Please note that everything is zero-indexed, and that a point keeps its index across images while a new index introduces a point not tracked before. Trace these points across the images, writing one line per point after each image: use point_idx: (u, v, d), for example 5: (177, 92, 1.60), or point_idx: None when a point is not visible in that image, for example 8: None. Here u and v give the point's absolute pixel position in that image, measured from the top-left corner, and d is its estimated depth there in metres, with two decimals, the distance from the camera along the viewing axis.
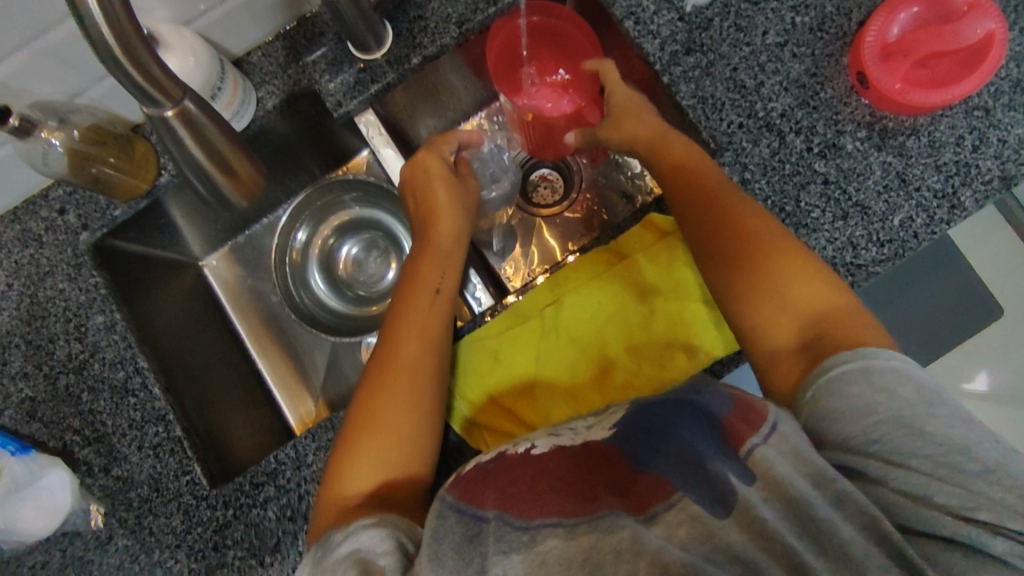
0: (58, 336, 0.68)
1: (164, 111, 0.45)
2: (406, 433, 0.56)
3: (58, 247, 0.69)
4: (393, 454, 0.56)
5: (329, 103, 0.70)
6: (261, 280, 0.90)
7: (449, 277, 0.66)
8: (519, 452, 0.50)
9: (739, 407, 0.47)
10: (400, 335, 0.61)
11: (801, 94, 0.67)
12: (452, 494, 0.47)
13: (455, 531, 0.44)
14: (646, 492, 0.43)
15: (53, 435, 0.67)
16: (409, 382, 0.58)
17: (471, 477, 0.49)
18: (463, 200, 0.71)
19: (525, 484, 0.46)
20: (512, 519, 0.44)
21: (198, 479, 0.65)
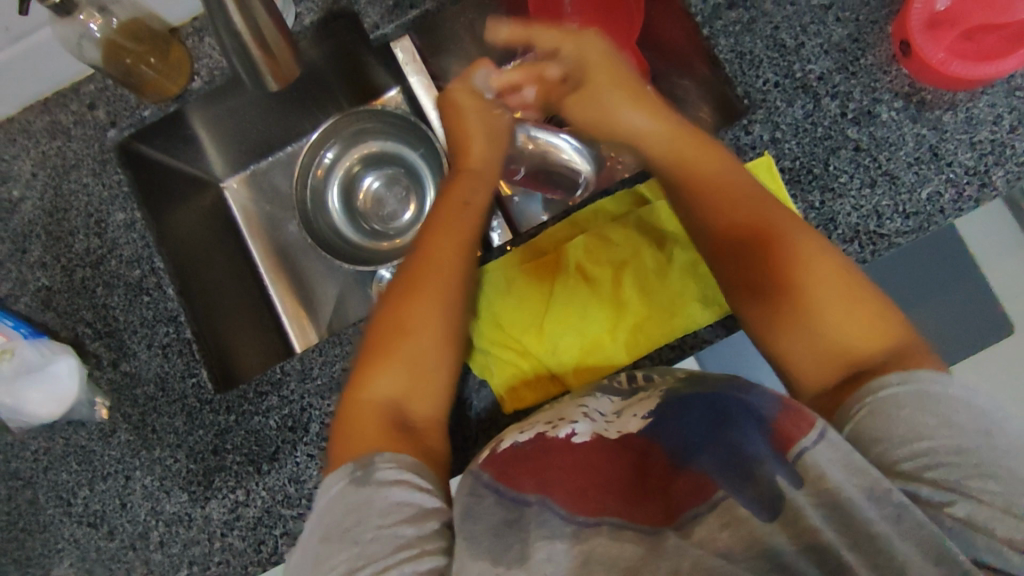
0: (78, 231, 0.69)
1: None
2: (425, 349, 0.55)
3: (85, 142, 0.70)
4: (416, 370, 0.55)
5: (366, 25, 0.69)
6: (277, 207, 0.90)
7: (477, 198, 0.66)
8: (561, 435, 0.49)
9: (790, 410, 0.43)
10: (424, 245, 0.61)
11: (840, 59, 0.66)
12: (488, 474, 0.48)
13: (492, 512, 0.45)
14: (687, 493, 0.42)
15: (66, 326, 0.68)
16: (427, 306, 0.57)
17: (506, 458, 0.50)
18: (500, 125, 0.72)
19: (564, 473, 0.46)
20: (554, 506, 0.44)
21: (204, 382, 0.66)
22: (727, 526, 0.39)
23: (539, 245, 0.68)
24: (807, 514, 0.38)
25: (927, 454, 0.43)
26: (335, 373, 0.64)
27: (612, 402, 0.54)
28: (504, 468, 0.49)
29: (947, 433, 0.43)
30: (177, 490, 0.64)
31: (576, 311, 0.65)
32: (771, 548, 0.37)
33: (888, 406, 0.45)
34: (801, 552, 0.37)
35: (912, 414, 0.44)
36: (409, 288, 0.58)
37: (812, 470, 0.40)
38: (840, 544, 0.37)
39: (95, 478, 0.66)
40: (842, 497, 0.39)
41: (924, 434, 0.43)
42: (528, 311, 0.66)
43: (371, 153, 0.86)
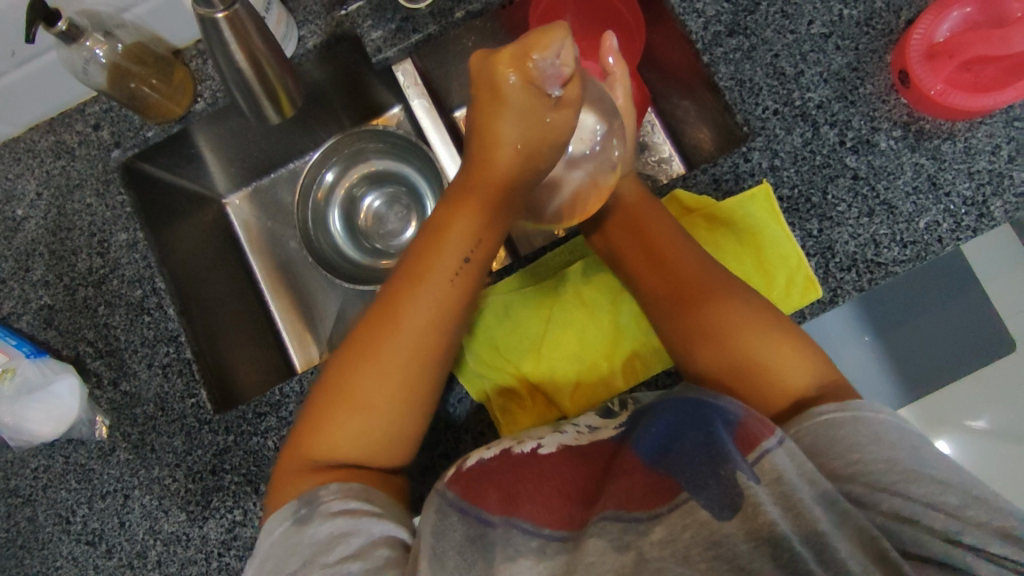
0: (81, 250, 0.69)
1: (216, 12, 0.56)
2: (392, 416, 0.53)
3: (89, 162, 0.70)
4: (383, 431, 0.53)
5: (369, 48, 0.71)
6: (279, 224, 0.91)
7: (484, 248, 0.53)
8: (526, 449, 0.54)
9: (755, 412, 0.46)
10: (405, 310, 0.53)
11: (839, 87, 0.67)
12: (453, 491, 0.50)
13: (455, 529, 0.48)
14: (650, 488, 0.45)
15: (67, 344, 0.68)
16: (411, 364, 0.53)
17: (473, 475, 0.52)
18: (538, 112, 0.46)
19: (534, 485, 0.50)
20: (519, 522, 0.47)
21: (203, 402, 0.66)
22: (687, 526, 0.43)
23: (537, 272, 0.68)
24: (765, 512, 0.41)
25: (867, 465, 0.45)
26: None
27: (588, 420, 0.58)
28: (472, 484, 0.51)
29: (880, 450, 0.46)
30: (174, 509, 0.65)
31: (575, 336, 0.65)
32: (728, 550, 0.41)
33: (827, 428, 0.48)
34: (755, 549, 0.40)
35: (852, 434, 0.47)
36: (377, 350, 0.53)
37: (769, 473, 0.43)
38: (794, 538, 0.40)
39: (94, 497, 0.66)
40: (795, 497, 0.42)
41: (858, 448, 0.46)
42: (530, 337, 0.66)
43: (373, 172, 0.86)
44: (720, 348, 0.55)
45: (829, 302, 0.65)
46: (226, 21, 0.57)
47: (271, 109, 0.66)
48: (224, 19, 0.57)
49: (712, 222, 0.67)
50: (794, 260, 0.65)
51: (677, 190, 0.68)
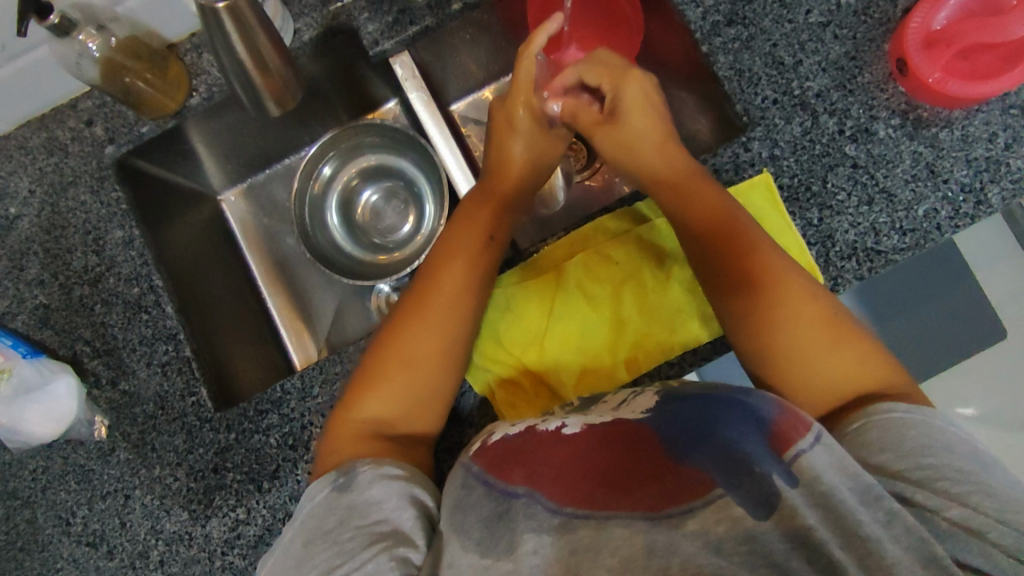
0: (76, 248, 0.68)
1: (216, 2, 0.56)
2: (428, 381, 0.58)
3: (83, 159, 0.69)
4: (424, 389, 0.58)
5: (366, 40, 0.70)
6: (276, 220, 0.90)
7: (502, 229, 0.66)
8: (551, 428, 0.54)
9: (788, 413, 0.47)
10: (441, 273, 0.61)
11: (838, 76, 0.67)
12: (478, 466, 0.53)
13: (481, 504, 0.50)
14: (684, 484, 0.45)
15: (63, 344, 0.67)
16: (447, 321, 0.59)
17: (500, 451, 0.54)
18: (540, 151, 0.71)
19: (556, 470, 0.50)
20: (542, 500, 0.49)
21: (203, 401, 0.66)
22: (721, 521, 0.43)
23: (540, 265, 0.68)
24: (801, 513, 0.41)
25: (928, 465, 0.46)
26: (335, 392, 0.65)
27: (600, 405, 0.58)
28: (498, 461, 0.53)
29: (948, 456, 0.47)
30: (177, 508, 0.64)
31: (578, 331, 0.65)
32: (764, 546, 0.41)
33: (894, 425, 0.49)
34: (792, 550, 0.41)
35: (920, 435, 0.48)
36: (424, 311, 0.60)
37: (806, 473, 0.43)
38: (832, 542, 0.40)
39: (94, 498, 0.65)
40: (836, 498, 0.42)
41: (926, 450, 0.47)
42: (535, 331, 0.66)
43: (369, 167, 0.86)
44: (770, 342, 0.56)
45: (830, 291, 0.65)
46: (226, 12, 0.57)
47: (271, 100, 0.65)
48: (225, 10, 0.56)
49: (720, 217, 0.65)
50: (794, 249, 0.65)
51: None
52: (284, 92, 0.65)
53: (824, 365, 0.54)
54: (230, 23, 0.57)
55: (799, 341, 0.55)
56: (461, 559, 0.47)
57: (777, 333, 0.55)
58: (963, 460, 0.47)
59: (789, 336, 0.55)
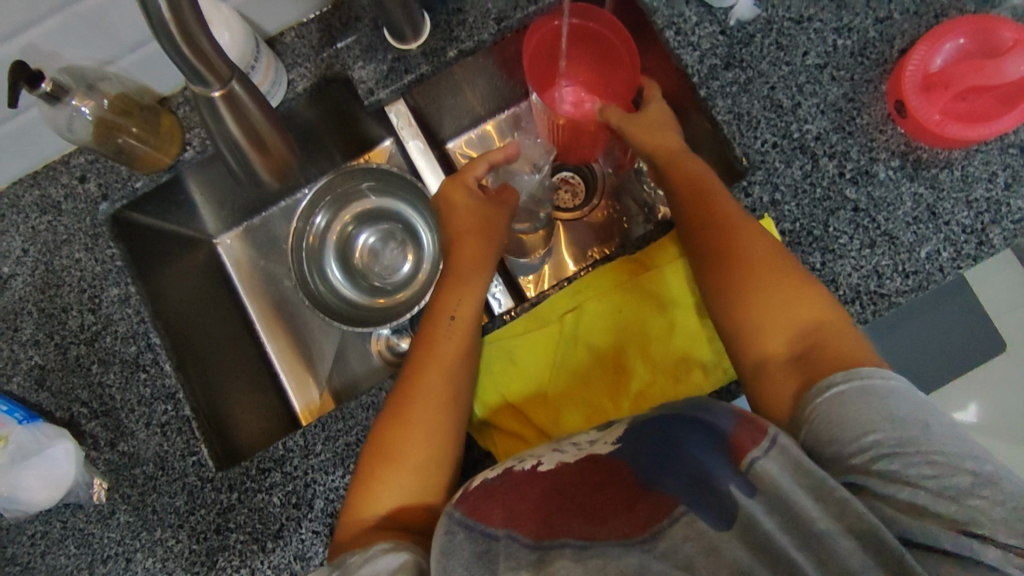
0: (72, 307, 0.67)
1: (211, 90, 0.44)
2: (428, 467, 0.58)
3: (77, 216, 0.68)
4: (416, 475, 0.58)
5: (361, 90, 0.69)
6: (274, 263, 0.89)
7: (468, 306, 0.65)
8: (527, 468, 0.53)
9: (742, 422, 0.48)
10: (420, 371, 0.61)
11: (837, 118, 0.67)
12: (460, 511, 0.50)
13: (464, 545, 0.48)
14: (654, 506, 0.45)
15: (60, 406, 0.66)
16: (435, 413, 0.60)
17: (479, 495, 0.52)
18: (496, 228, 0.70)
19: (536, 502, 0.50)
20: (520, 538, 0.47)
21: (204, 460, 0.65)
22: (689, 537, 0.43)
23: (539, 315, 0.67)
24: (759, 520, 0.43)
25: (882, 445, 0.47)
26: (338, 449, 0.64)
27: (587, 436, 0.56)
28: (478, 504, 0.51)
29: (897, 429, 0.47)
30: (180, 572, 0.63)
31: (581, 383, 0.65)
32: (732, 559, 0.42)
33: (842, 400, 0.49)
34: (754, 556, 0.42)
35: (868, 405, 0.48)
36: (405, 408, 0.60)
37: (763, 479, 0.45)
38: (789, 546, 0.42)
39: (95, 562, 0.64)
40: (791, 500, 0.44)
41: (876, 425, 0.47)
42: (535, 383, 0.66)
43: (367, 210, 0.85)
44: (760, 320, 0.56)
45: None
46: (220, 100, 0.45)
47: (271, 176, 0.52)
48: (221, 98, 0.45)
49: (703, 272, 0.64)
50: None
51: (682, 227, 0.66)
52: (284, 165, 0.52)
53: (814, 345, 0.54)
54: (225, 108, 0.46)
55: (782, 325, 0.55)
56: None
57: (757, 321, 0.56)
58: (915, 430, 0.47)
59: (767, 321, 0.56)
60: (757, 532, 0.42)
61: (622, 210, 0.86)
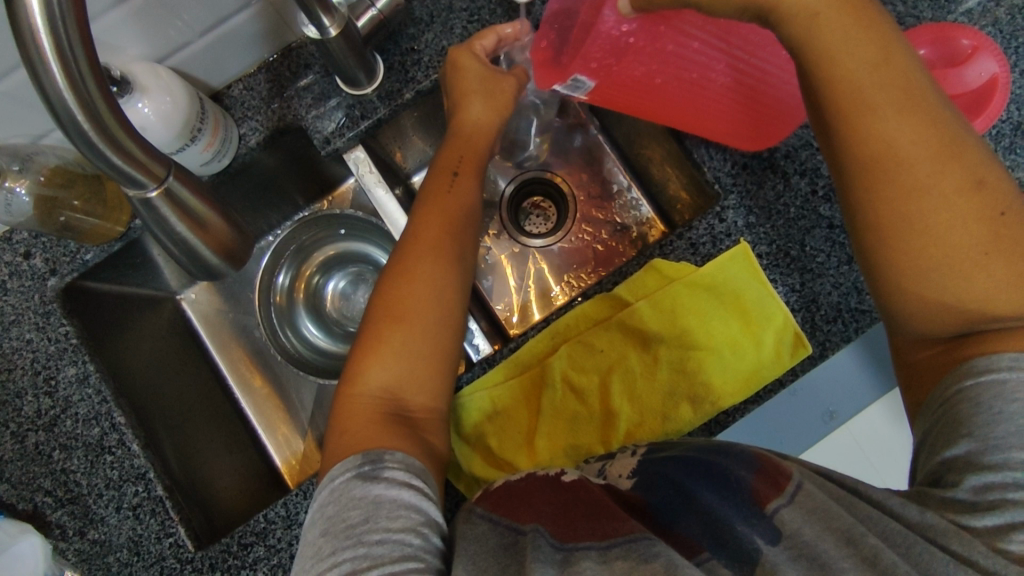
0: (26, 391, 0.64)
1: (148, 191, 0.40)
2: (434, 329, 0.57)
3: (24, 294, 0.65)
4: (428, 327, 0.57)
5: (317, 140, 0.67)
6: (243, 314, 0.85)
7: (466, 165, 0.66)
8: (551, 474, 0.52)
9: (764, 469, 0.47)
10: (421, 232, 0.61)
11: (805, 135, 0.66)
12: (484, 507, 0.49)
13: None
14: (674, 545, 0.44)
15: (22, 497, 0.62)
16: (434, 267, 0.59)
17: (503, 492, 0.50)
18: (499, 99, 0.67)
19: (558, 507, 0.48)
20: (548, 537, 0.45)
21: (182, 541, 0.62)
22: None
23: (516, 360, 0.65)
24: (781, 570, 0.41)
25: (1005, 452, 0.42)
26: None
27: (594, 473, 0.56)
28: (502, 500, 0.50)
29: None
30: None
31: (566, 425, 0.63)
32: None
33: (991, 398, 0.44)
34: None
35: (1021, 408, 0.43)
36: (412, 264, 0.59)
37: (786, 525, 0.43)
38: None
39: None
40: (815, 547, 0.41)
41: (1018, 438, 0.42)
42: (520, 431, 0.64)
43: (334, 256, 0.83)
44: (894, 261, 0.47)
45: (819, 357, 0.64)
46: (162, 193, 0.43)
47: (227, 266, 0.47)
48: (160, 199, 0.40)
49: (676, 302, 0.62)
50: (781, 317, 0.62)
51: (657, 260, 0.64)
52: (243, 250, 0.47)
53: (963, 283, 0.46)
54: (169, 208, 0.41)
55: (951, 253, 0.46)
56: None
57: (909, 237, 0.46)
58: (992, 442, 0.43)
59: (936, 239, 0.46)
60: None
61: (599, 231, 0.84)
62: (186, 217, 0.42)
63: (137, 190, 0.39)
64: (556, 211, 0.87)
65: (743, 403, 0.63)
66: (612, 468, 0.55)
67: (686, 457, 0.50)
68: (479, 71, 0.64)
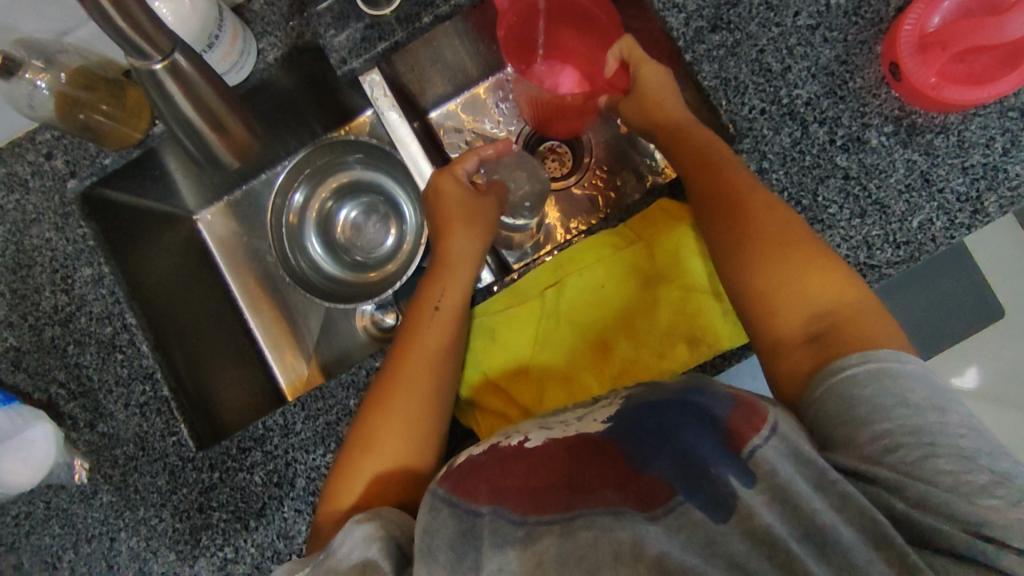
0: (44, 287, 0.67)
1: (153, 64, 0.49)
2: (424, 423, 0.59)
3: (45, 194, 0.67)
4: (397, 460, 0.57)
5: (333, 60, 0.67)
6: (256, 238, 0.87)
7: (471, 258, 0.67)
8: (512, 444, 0.51)
9: (740, 409, 0.46)
10: (404, 355, 0.61)
11: (828, 82, 0.64)
12: (444, 488, 0.48)
13: (446, 525, 0.46)
14: (643, 492, 0.43)
15: (38, 387, 0.66)
16: (429, 362, 0.61)
17: (464, 471, 0.49)
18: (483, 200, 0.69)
19: (523, 479, 0.47)
20: (507, 514, 0.45)
21: (184, 440, 0.64)
22: (683, 527, 0.42)
23: (520, 290, 0.66)
24: (759, 513, 0.41)
25: (887, 437, 0.44)
26: (319, 428, 0.63)
27: (572, 416, 0.55)
28: (463, 479, 0.49)
29: (904, 410, 0.45)
30: (163, 550, 0.63)
31: (563, 357, 0.64)
32: (724, 549, 0.40)
33: (849, 386, 0.47)
34: (751, 549, 0.40)
35: (874, 391, 0.46)
36: (390, 398, 0.58)
37: (762, 467, 0.42)
38: (789, 537, 0.40)
39: (80, 541, 0.64)
40: (791, 488, 0.41)
41: (880, 414, 0.45)
42: (516, 360, 0.65)
43: (346, 185, 0.84)
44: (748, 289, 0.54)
45: None
46: (166, 73, 0.50)
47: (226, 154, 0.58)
48: (164, 71, 0.50)
49: (681, 241, 0.62)
50: None
51: (665, 199, 0.65)
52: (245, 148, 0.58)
53: (803, 295, 0.52)
54: (172, 82, 0.51)
55: (790, 284, 0.52)
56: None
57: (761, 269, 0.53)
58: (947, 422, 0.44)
59: (787, 297, 0.52)
60: (756, 528, 0.40)
61: (612, 178, 0.84)
62: (188, 95, 0.52)
63: (145, 63, 0.49)
64: (572, 157, 0.85)
65: (742, 348, 0.62)
66: (588, 416, 0.53)
67: (658, 401, 0.49)
68: (457, 194, 0.68)
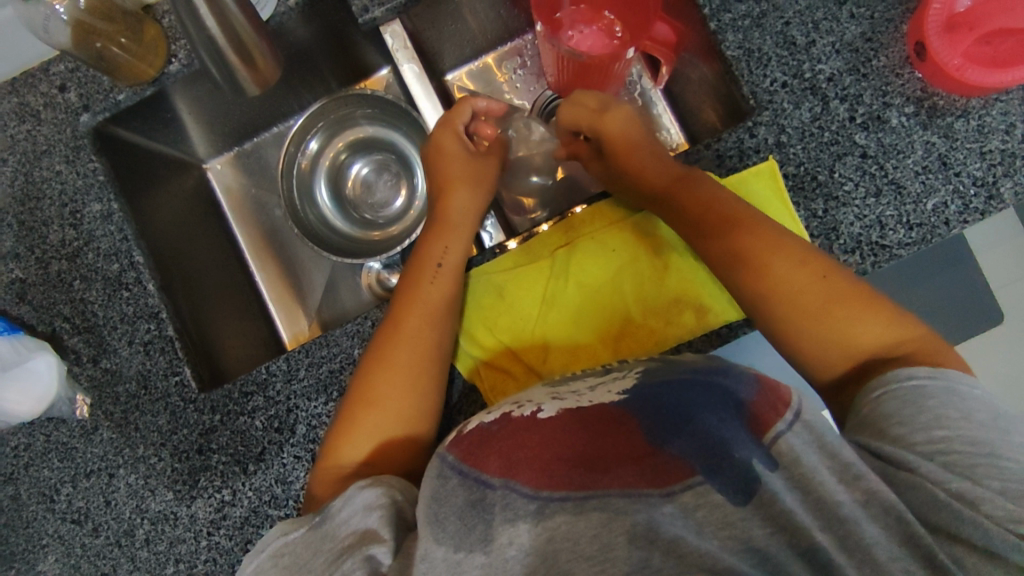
0: (53, 220, 0.66)
1: None
2: (425, 379, 0.59)
3: (57, 126, 0.67)
4: (400, 412, 0.58)
5: (355, 7, 0.66)
6: (265, 191, 0.87)
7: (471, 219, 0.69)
8: (526, 414, 0.51)
9: (765, 394, 0.47)
10: (406, 313, 0.61)
11: (852, 59, 0.63)
12: (454, 455, 0.49)
13: (455, 494, 0.46)
14: (660, 468, 0.44)
15: (42, 320, 0.66)
16: (428, 320, 0.61)
17: (474, 440, 0.50)
18: (478, 170, 0.71)
19: (534, 452, 0.47)
20: (518, 487, 0.45)
21: (187, 380, 0.64)
22: (701, 506, 0.42)
23: (530, 250, 0.66)
24: (781, 499, 0.41)
25: (941, 440, 0.45)
26: (322, 375, 0.63)
27: (584, 385, 0.56)
28: (472, 450, 0.50)
29: (963, 422, 0.45)
30: (162, 489, 0.63)
31: (571, 319, 0.64)
32: (745, 532, 0.41)
33: (914, 395, 0.47)
34: (771, 536, 0.41)
35: (937, 404, 0.46)
36: (390, 356, 0.58)
37: (786, 454, 0.43)
38: (813, 528, 0.40)
39: (78, 476, 0.65)
40: (814, 480, 0.42)
41: (943, 422, 0.45)
42: (523, 320, 0.65)
43: (359, 139, 0.83)
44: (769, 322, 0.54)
45: None
46: None
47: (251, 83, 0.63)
48: None
49: None
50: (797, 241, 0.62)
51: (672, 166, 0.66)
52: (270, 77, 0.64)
53: (834, 331, 0.52)
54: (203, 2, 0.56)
55: (823, 318, 0.52)
56: (439, 545, 0.44)
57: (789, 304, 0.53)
58: (981, 430, 0.45)
59: (827, 329, 0.52)
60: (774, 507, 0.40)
61: None
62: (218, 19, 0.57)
63: None
64: None
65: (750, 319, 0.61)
66: (604, 385, 0.54)
67: (680, 378, 0.50)
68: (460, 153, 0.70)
